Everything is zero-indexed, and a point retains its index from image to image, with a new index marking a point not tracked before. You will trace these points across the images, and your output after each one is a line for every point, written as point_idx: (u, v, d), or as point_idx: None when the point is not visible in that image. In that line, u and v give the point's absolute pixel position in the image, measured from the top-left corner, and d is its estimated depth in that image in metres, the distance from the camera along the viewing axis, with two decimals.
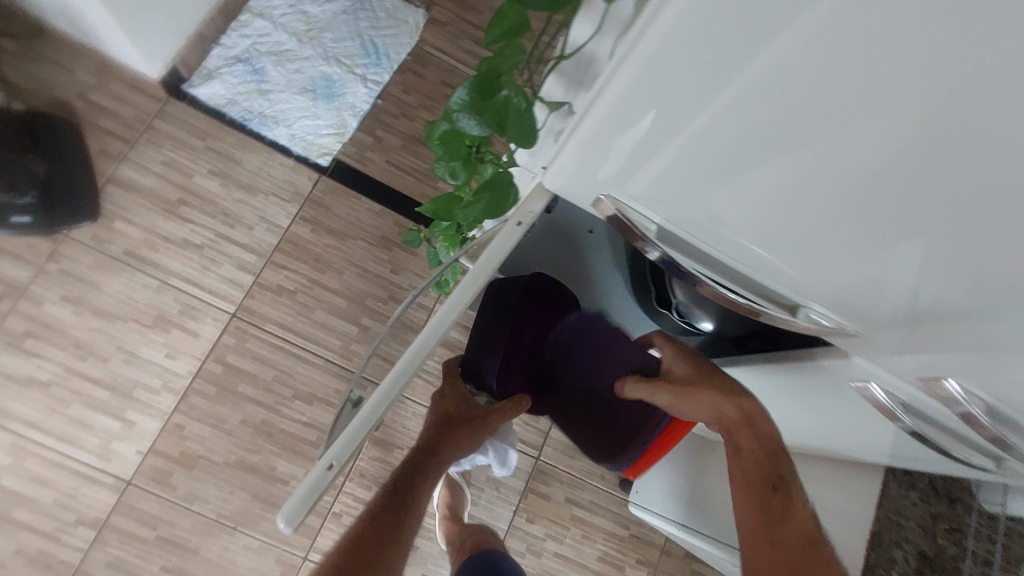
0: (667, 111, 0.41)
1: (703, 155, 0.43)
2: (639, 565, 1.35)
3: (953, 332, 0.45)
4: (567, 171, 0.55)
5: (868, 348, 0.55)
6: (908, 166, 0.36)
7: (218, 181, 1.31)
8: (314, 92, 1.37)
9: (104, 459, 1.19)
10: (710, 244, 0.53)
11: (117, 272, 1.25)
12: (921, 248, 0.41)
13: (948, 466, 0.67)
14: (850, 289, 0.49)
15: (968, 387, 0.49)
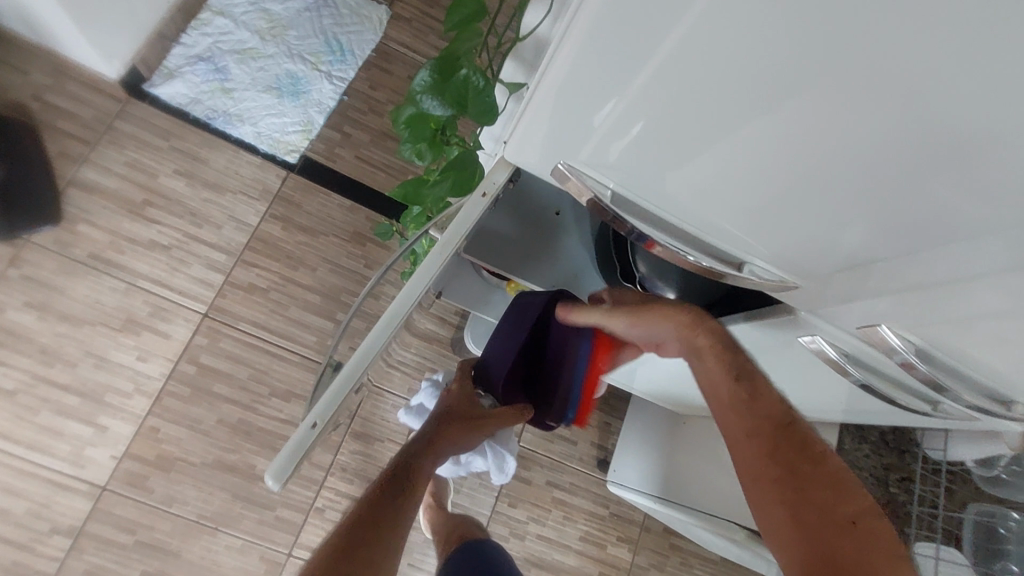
0: (615, 69, 0.41)
1: (653, 116, 0.43)
2: (620, 543, 1.39)
3: (889, 271, 0.47)
4: (517, 142, 0.54)
5: (812, 301, 0.58)
6: (851, 116, 0.36)
7: (184, 181, 1.30)
8: (279, 90, 1.37)
9: (77, 466, 1.17)
10: (663, 210, 0.53)
11: (82, 276, 1.23)
12: (869, 193, 0.41)
13: (896, 416, 0.72)
14: (793, 245, 0.50)
15: (904, 334, 0.53)
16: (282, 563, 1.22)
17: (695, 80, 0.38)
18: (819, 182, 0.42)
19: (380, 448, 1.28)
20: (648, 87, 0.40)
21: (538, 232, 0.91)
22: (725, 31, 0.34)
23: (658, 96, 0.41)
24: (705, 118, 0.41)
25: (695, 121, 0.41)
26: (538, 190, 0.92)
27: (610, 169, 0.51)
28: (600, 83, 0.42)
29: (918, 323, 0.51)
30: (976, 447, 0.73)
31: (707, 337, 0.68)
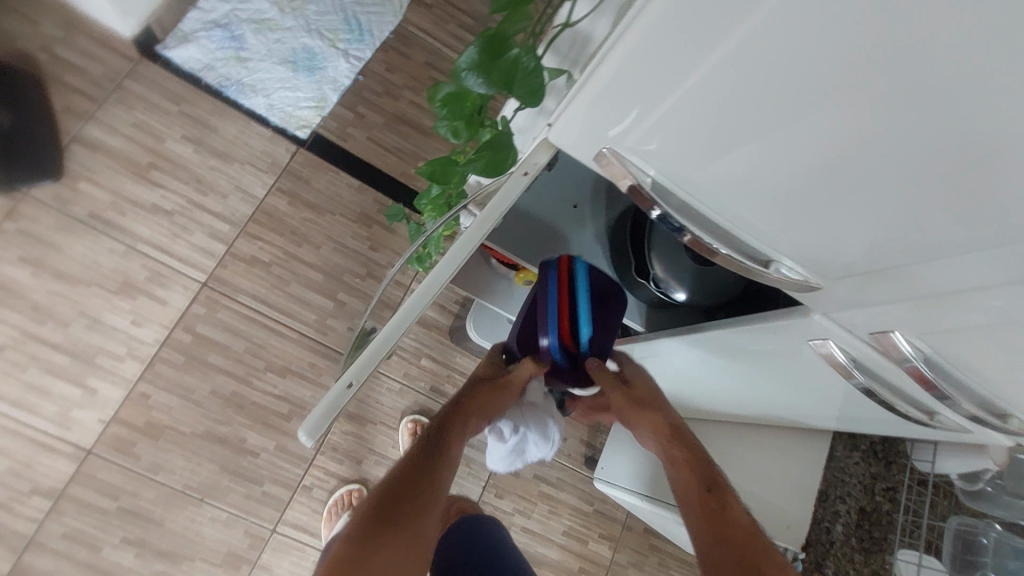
0: (672, 48, 0.39)
1: (707, 100, 0.41)
2: (601, 540, 1.41)
3: (911, 280, 0.47)
4: (555, 117, 0.51)
5: (828, 305, 0.57)
6: (905, 125, 0.36)
7: (192, 147, 1.28)
8: (294, 64, 1.36)
9: (63, 427, 1.15)
10: (697, 198, 0.51)
11: (81, 235, 1.20)
12: (916, 201, 0.40)
13: (888, 426, 0.75)
14: (820, 247, 0.50)
15: (918, 341, 0.53)
16: (266, 539, 1.21)
17: (760, 63, 0.36)
18: (866, 181, 0.41)
19: (373, 430, 1.29)
20: (708, 68, 0.39)
21: (555, 223, 0.91)
22: (801, 15, 0.32)
23: (717, 79, 0.39)
24: (757, 112, 0.40)
25: (750, 106, 0.40)
26: (558, 180, 0.92)
27: (650, 153, 0.49)
28: (656, 62, 0.40)
29: (937, 330, 0.51)
30: (963, 458, 0.74)
31: (683, 445, 0.78)
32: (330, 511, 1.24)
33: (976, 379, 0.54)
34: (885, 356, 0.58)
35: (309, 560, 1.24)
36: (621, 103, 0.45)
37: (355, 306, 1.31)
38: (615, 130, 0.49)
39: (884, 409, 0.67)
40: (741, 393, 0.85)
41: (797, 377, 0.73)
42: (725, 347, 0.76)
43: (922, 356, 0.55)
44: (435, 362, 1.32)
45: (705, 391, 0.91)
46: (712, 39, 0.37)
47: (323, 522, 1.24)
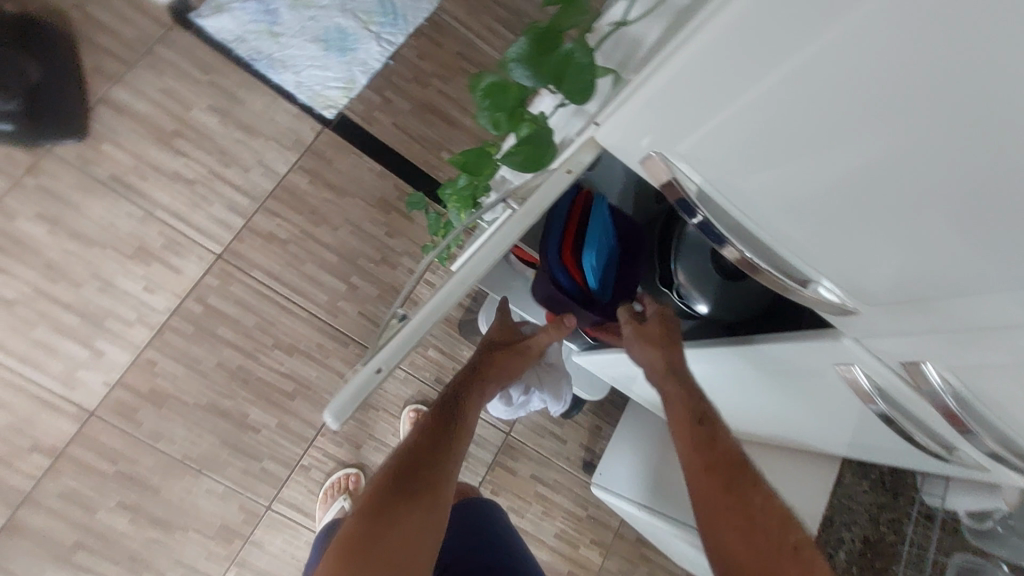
0: (733, 61, 0.38)
1: (753, 114, 0.40)
2: (592, 545, 1.40)
3: (941, 314, 0.46)
4: (603, 116, 0.50)
5: (861, 329, 0.56)
6: (949, 161, 0.35)
7: (218, 118, 1.27)
8: (326, 43, 1.35)
9: (67, 386, 1.15)
10: (737, 209, 0.50)
11: (101, 196, 1.20)
12: (951, 238, 0.39)
13: (899, 457, 0.75)
14: (854, 270, 0.49)
15: (950, 375, 0.52)
16: (260, 516, 1.21)
17: (823, 83, 0.35)
18: (902, 212, 0.40)
19: (375, 417, 1.29)
20: (768, 85, 0.38)
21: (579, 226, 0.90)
22: (869, 42, 0.32)
23: (776, 96, 0.38)
24: (800, 130, 0.39)
25: (806, 127, 0.39)
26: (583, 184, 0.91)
27: (695, 161, 0.48)
28: (714, 74, 0.39)
29: (972, 367, 0.50)
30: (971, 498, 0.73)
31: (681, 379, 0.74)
32: (326, 494, 1.24)
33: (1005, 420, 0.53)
34: (911, 386, 0.57)
35: (301, 541, 1.23)
36: (670, 109, 0.44)
37: (367, 291, 1.31)
38: (662, 136, 0.48)
39: (903, 439, 0.66)
40: (761, 406, 0.83)
41: (822, 399, 0.71)
42: (753, 361, 0.74)
43: (954, 392, 0.54)
44: (441, 354, 1.32)
45: (723, 400, 0.89)
46: (775, 56, 0.36)
47: (318, 504, 1.24)
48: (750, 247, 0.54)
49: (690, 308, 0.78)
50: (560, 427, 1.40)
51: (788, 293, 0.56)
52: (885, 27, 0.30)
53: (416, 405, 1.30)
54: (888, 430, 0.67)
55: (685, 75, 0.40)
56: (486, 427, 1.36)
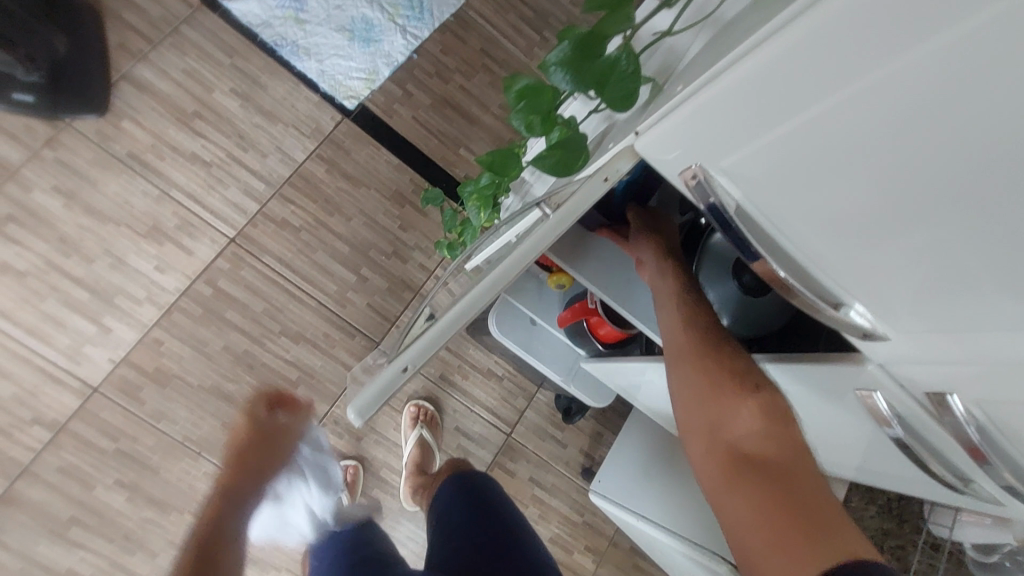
0: (779, 87, 0.37)
1: (796, 139, 0.40)
2: (586, 552, 1.40)
3: (975, 348, 0.46)
4: (646, 126, 0.50)
5: (890, 356, 0.55)
6: (994, 206, 0.34)
7: (238, 102, 1.27)
8: (351, 33, 1.34)
9: (73, 361, 1.14)
10: (774, 226, 0.50)
11: (117, 173, 1.20)
12: (990, 278, 0.39)
13: (907, 485, 0.74)
14: (887, 295, 0.48)
15: (978, 410, 0.52)
16: None
17: (872, 118, 0.35)
18: (943, 246, 0.39)
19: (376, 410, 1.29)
20: (814, 115, 0.37)
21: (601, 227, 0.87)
22: (924, 84, 0.31)
23: (823, 128, 0.38)
24: (843, 160, 0.39)
25: (852, 160, 0.38)
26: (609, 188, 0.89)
27: (734, 179, 0.47)
28: (759, 96, 0.39)
29: (1007, 408, 0.48)
30: (984, 531, 0.73)
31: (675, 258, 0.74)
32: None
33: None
34: (931, 415, 0.57)
35: None
36: (713, 126, 0.44)
37: (377, 284, 1.30)
38: (702, 151, 0.47)
39: (917, 467, 0.65)
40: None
41: (841, 421, 0.71)
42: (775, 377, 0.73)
43: (982, 427, 0.53)
44: (447, 351, 1.32)
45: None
46: (824, 87, 0.35)
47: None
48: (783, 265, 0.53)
49: None
50: (560, 431, 1.40)
51: (818, 314, 0.56)
52: (938, 71, 0.30)
53: (418, 400, 1.30)
54: (902, 458, 0.67)
55: (733, 94, 0.40)
56: (487, 427, 1.36)
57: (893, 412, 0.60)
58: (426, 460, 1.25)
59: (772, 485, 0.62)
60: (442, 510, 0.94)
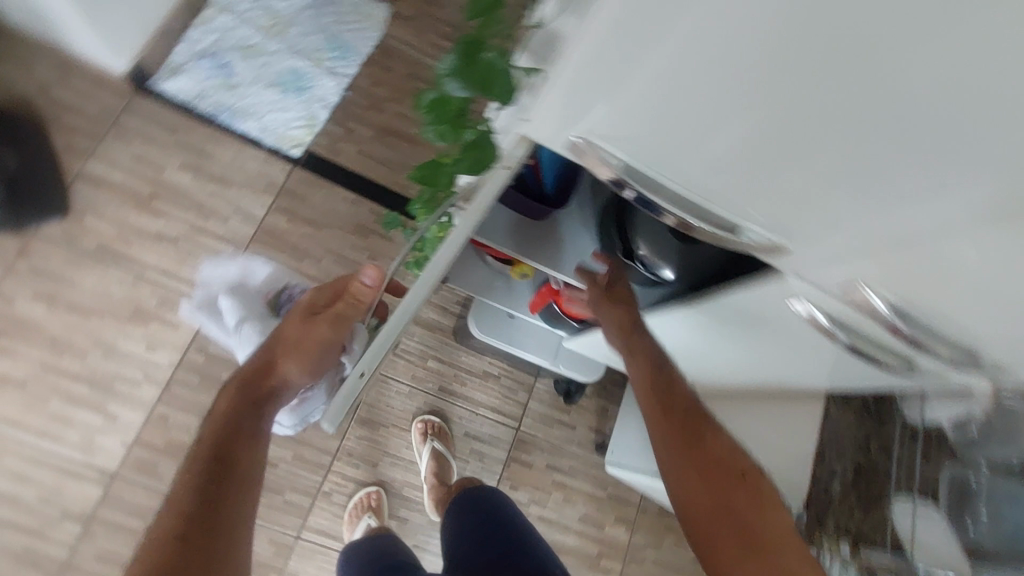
0: (614, 58, 0.42)
1: (646, 97, 0.44)
2: (618, 523, 1.44)
3: (860, 234, 0.51)
4: (530, 116, 0.55)
5: (802, 267, 0.60)
6: (816, 113, 0.39)
7: (190, 175, 1.32)
8: (282, 86, 1.40)
9: (87, 453, 1.19)
10: (663, 177, 0.54)
11: (90, 267, 1.25)
12: (843, 169, 0.43)
13: (870, 381, 0.78)
14: (776, 213, 0.53)
15: (886, 294, 0.56)
16: (291, 546, 1.25)
17: (694, 68, 0.39)
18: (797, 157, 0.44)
19: (386, 434, 1.33)
20: (652, 75, 0.42)
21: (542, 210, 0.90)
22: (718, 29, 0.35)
23: (662, 83, 0.42)
24: (691, 108, 0.43)
25: (698, 106, 0.43)
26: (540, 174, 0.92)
27: (616, 142, 0.52)
28: (604, 68, 0.43)
29: (908, 282, 0.53)
30: (950, 406, 0.75)
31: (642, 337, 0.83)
32: (350, 516, 1.27)
33: (949, 330, 0.57)
34: (854, 309, 0.61)
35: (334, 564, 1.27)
36: (580, 100, 0.48)
37: None
38: (581, 126, 0.52)
39: (865, 360, 0.69)
40: (745, 356, 0.87)
41: (793, 339, 0.75)
42: (722, 313, 0.79)
43: (900, 308, 0.57)
44: (441, 363, 1.37)
45: (712, 357, 0.94)
46: (647, 52, 0.40)
47: (345, 527, 1.27)
48: (685, 209, 0.58)
49: (656, 274, 0.82)
50: (567, 414, 1.44)
51: (726, 243, 0.61)
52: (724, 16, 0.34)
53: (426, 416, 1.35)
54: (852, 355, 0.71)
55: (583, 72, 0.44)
56: (496, 426, 1.40)
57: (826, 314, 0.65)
58: (443, 471, 1.29)
59: (746, 534, 0.67)
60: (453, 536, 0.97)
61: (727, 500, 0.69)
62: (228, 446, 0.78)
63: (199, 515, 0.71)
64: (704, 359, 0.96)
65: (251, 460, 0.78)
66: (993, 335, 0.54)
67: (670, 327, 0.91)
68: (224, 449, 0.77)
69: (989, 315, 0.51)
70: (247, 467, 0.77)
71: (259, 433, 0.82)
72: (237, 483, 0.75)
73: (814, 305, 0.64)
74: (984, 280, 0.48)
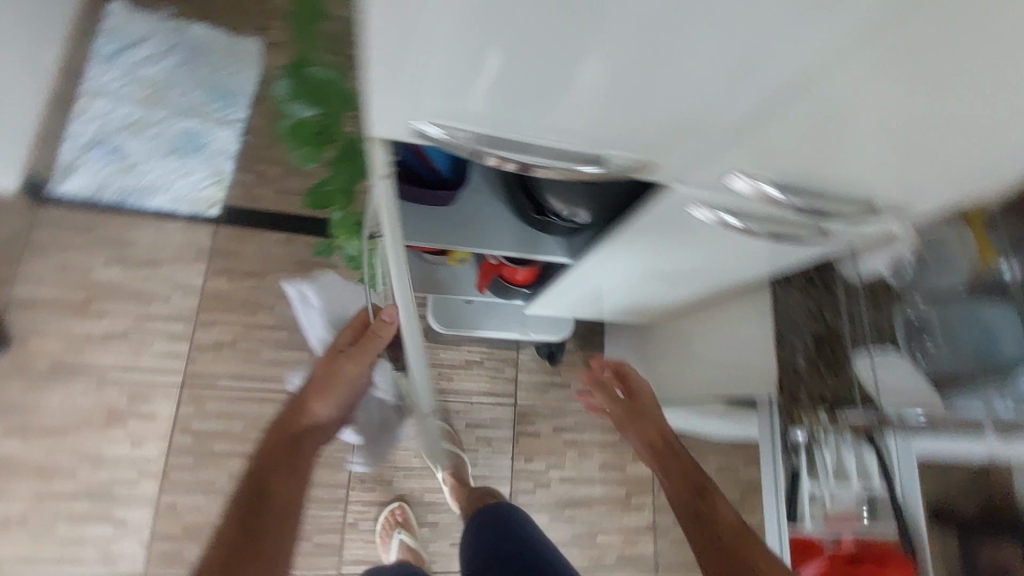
0: (404, 26, 0.40)
1: (455, 58, 0.43)
2: (637, 460, 1.47)
3: (712, 125, 0.51)
4: (368, 116, 0.54)
5: (681, 173, 0.60)
6: (609, 18, 0.38)
7: (119, 267, 1.30)
8: (179, 151, 1.37)
9: (110, 563, 1.20)
10: (515, 134, 0.53)
11: (51, 388, 1.24)
12: (660, 69, 0.43)
13: (797, 255, 0.80)
14: (629, 134, 0.53)
15: (766, 175, 0.57)
16: None
17: (477, 9, 0.38)
18: (615, 71, 0.44)
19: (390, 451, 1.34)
20: (445, 32, 0.40)
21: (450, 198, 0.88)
22: None
23: (458, 37, 0.41)
24: (497, 54, 0.42)
25: (503, 50, 0.42)
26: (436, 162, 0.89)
27: (454, 114, 0.51)
28: (401, 40, 0.42)
29: (781, 156, 0.53)
30: (877, 256, 0.76)
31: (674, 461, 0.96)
32: (382, 537, 1.29)
33: (836, 187, 0.57)
34: (742, 197, 0.61)
35: None
36: (400, 82, 0.47)
37: None
38: (414, 108, 0.50)
39: (782, 240, 0.70)
40: (678, 267, 0.89)
41: (712, 240, 0.76)
42: (641, 239, 0.80)
43: (784, 183, 0.58)
44: None
45: (654, 277, 0.96)
46: (430, 8, 0.38)
47: (380, 549, 1.29)
48: (551, 156, 0.57)
49: (576, 222, 0.82)
50: (557, 375, 1.47)
51: (607, 176, 0.60)
52: None
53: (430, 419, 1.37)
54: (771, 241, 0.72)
55: (386, 48, 0.43)
56: (494, 408, 1.42)
57: (724, 210, 0.66)
58: (460, 467, 1.30)
59: None
60: (473, 550, 0.99)
61: (730, 545, 0.77)
62: (266, 474, 0.79)
63: (237, 542, 0.70)
64: (648, 281, 0.98)
65: (290, 486, 0.79)
66: (875, 177, 0.54)
67: (605, 268, 0.93)
68: (265, 475, 0.79)
69: (863, 159, 0.52)
70: (286, 499, 0.78)
71: (297, 463, 0.83)
72: (278, 509, 0.76)
73: (709, 206, 0.65)
74: (841, 127, 0.48)
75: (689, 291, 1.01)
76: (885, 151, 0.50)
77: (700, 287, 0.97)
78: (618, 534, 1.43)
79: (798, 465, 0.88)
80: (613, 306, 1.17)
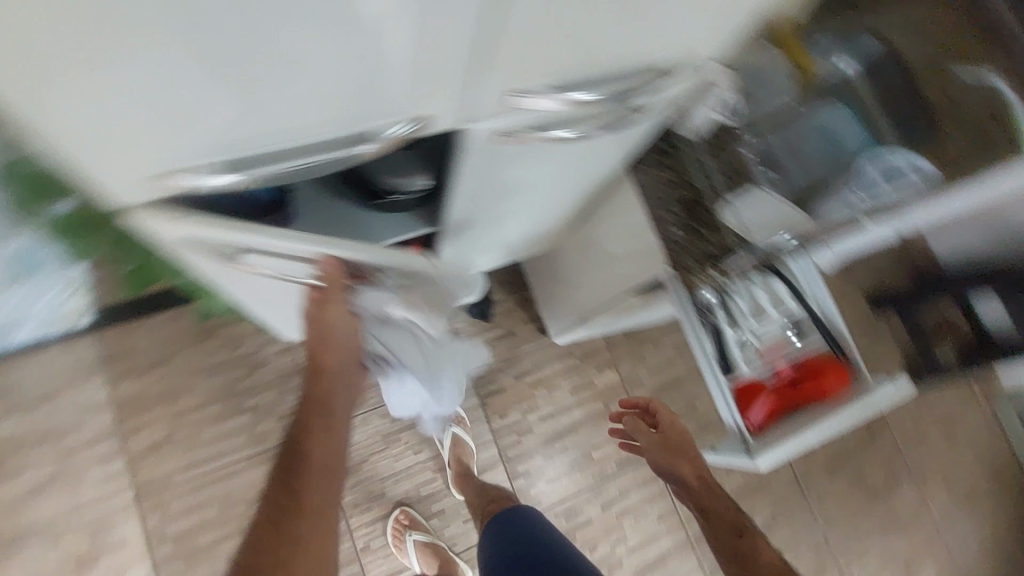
0: (53, 102, 0.39)
1: (129, 108, 0.41)
2: (603, 370, 1.52)
3: (448, 71, 0.48)
4: (119, 190, 0.53)
5: (467, 118, 0.58)
6: (236, 19, 0.36)
7: (14, 416, 1.20)
8: (17, 274, 1.18)
9: None
10: (264, 149, 0.52)
11: (6, 562, 1.17)
12: (338, 44, 0.41)
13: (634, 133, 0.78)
14: (375, 108, 0.51)
15: (539, 82, 0.54)
16: None
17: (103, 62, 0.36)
18: (297, 61, 0.41)
19: (372, 466, 1.33)
20: (96, 91, 0.39)
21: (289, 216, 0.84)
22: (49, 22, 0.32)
23: (112, 90, 0.39)
24: (165, 89, 0.41)
25: (169, 84, 0.40)
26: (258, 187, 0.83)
27: (189, 155, 0.49)
28: (64, 114, 0.40)
29: (550, 70, 0.52)
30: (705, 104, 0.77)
31: (708, 493, 0.89)
32: (397, 546, 1.28)
33: (612, 73, 0.57)
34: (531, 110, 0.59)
35: None
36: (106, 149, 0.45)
37: (268, 399, 1.29)
38: (144, 165, 0.49)
39: (608, 129, 0.68)
40: (524, 194, 0.87)
41: (534, 158, 0.74)
42: (469, 186, 0.76)
43: (566, 87, 0.56)
44: None
45: (508, 213, 0.93)
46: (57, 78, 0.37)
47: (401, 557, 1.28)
48: (319, 153, 0.55)
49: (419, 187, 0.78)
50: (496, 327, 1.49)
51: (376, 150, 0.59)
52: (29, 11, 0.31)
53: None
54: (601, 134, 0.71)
55: (58, 128, 0.42)
56: None
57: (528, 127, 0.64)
58: (467, 454, 1.34)
59: None
60: (492, 553, 1.07)
61: None
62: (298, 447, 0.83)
63: (286, 508, 0.75)
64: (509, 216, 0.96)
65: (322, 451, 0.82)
66: (641, 53, 0.55)
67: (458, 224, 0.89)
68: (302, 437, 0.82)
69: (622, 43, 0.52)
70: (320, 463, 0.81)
71: (331, 424, 0.86)
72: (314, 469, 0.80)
73: (509, 129, 0.63)
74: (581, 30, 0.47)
75: (557, 205, 1.00)
76: (635, 31, 0.50)
77: (561, 197, 0.96)
78: (613, 444, 1.47)
79: (717, 322, 0.89)
80: (498, 249, 1.15)
